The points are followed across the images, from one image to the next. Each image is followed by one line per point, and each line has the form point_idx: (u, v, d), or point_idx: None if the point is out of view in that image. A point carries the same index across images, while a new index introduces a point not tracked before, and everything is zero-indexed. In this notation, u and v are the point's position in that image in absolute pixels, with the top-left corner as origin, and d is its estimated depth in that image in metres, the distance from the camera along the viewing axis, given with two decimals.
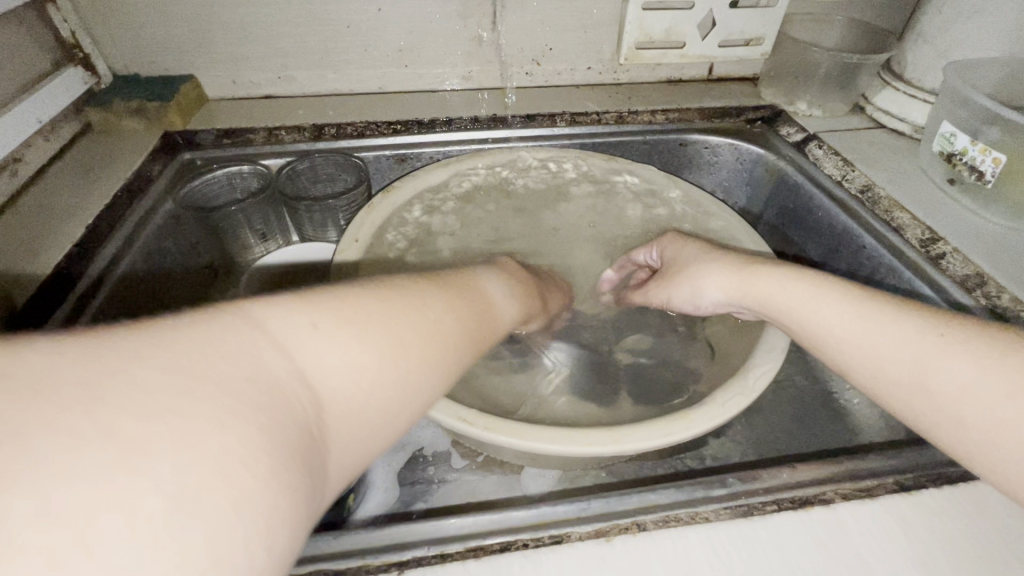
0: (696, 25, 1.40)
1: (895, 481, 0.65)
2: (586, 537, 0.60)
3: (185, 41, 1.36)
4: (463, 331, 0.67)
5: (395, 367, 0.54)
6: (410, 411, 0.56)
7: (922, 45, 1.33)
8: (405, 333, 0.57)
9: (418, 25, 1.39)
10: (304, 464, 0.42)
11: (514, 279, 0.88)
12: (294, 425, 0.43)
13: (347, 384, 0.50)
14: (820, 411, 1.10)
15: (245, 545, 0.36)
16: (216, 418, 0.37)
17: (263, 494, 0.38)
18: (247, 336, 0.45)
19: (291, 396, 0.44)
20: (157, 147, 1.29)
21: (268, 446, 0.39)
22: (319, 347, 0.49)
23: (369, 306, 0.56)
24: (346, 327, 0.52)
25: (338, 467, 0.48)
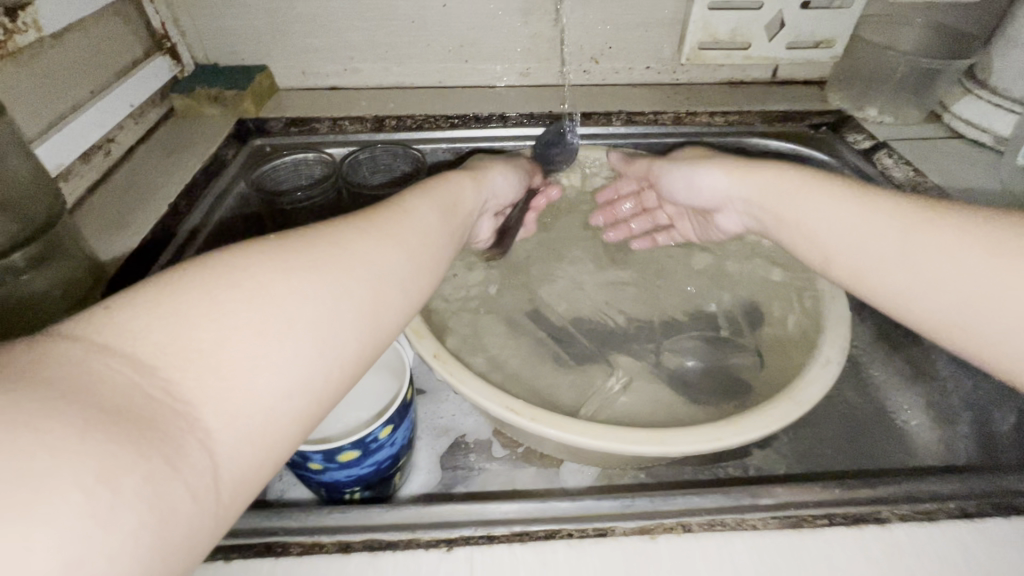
0: (764, 26, 1.37)
1: (957, 507, 0.63)
2: (630, 533, 0.61)
3: (261, 33, 1.43)
4: (385, 250, 0.62)
5: (292, 306, 0.50)
6: (328, 359, 0.51)
7: (1012, 51, 1.25)
8: (302, 282, 0.52)
9: (481, 21, 1.41)
10: (172, 450, 0.40)
11: (446, 192, 0.81)
12: (150, 418, 0.40)
13: (233, 341, 0.46)
14: (874, 429, 1.06)
15: (113, 545, 0.35)
16: (41, 434, 0.35)
17: (117, 496, 0.36)
18: (90, 352, 0.41)
19: (147, 388, 0.41)
20: (232, 133, 1.37)
21: (112, 446, 0.37)
22: (185, 320, 0.45)
23: (256, 262, 0.52)
24: (217, 289, 0.48)
25: (242, 437, 0.45)
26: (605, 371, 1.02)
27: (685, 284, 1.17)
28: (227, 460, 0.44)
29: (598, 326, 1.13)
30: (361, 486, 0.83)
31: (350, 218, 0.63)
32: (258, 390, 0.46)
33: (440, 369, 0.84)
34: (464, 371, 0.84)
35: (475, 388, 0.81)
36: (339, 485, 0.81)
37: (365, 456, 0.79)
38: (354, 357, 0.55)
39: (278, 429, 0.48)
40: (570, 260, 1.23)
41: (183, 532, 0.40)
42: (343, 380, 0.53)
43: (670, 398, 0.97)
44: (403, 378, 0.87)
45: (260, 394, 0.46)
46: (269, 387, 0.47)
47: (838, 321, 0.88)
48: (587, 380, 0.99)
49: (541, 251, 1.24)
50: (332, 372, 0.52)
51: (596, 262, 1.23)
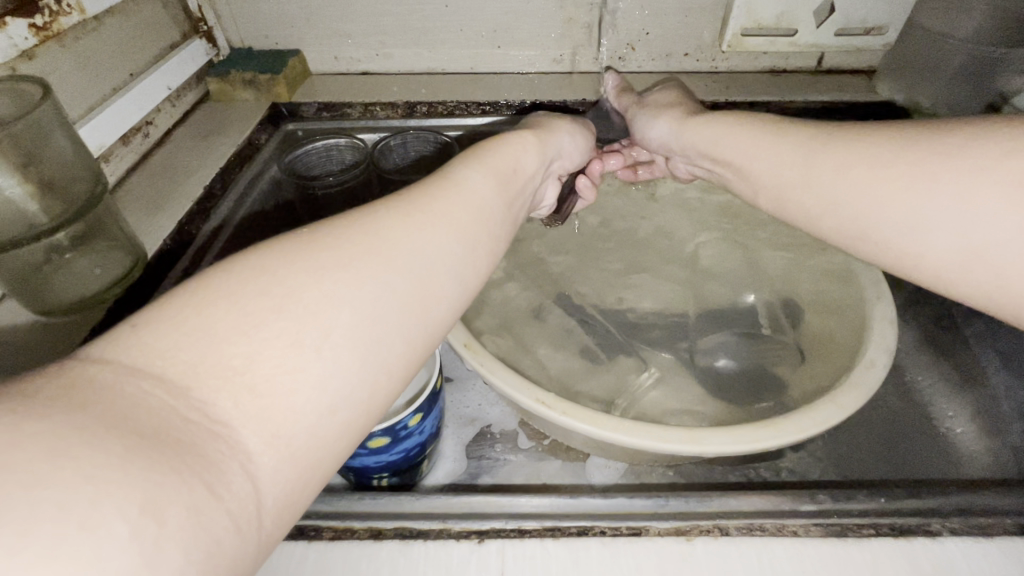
0: (812, 12, 1.31)
1: (1014, 522, 0.60)
2: (665, 533, 0.60)
3: (295, 17, 1.43)
4: (428, 238, 0.57)
5: (327, 311, 0.46)
6: (377, 362, 0.49)
7: None
8: (341, 283, 0.48)
9: (515, 5, 1.38)
10: (216, 476, 0.37)
11: (488, 154, 0.76)
12: (188, 445, 0.37)
13: (268, 354, 0.42)
14: (916, 436, 1.01)
15: None
16: (78, 468, 0.32)
17: (164, 531, 0.33)
18: (119, 375, 0.38)
19: (182, 411, 0.38)
20: (265, 117, 1.38)
21: (154, 477, 0.34)
22: (215, 337, 0.42)
23: (287, 265, 0.48)
24: (246, 300, 0.44)
25: (286, 457, 0.42)
26: (638, 367, 1.00)
27: (720, 280, 1.14)
28: (274, 482, 0.41)
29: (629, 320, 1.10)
30: (389, 472, 0.83)
31: (381, 205, 0.58)
32: (301, 404, 0.43)
33: (471, 360, 0.83)
34: (495, 362, 0.83)
35: (505, 379, 0.81)
36: (368, 470, 0.81)
37: (394, 443, 0.79)
38: (399, 359, 0.51)
39: (326, 443, 0.45)
40: (600, 251, 1.20)
41: (231, 562, 0.37)
42: (392, 382, 0.50)
43: (702, 396, 0.95)
44: (433, 366, 0.86)
45: (303, 408, 0.43)
46: (315, 399, 0.44)
47: (885, 322, 0.84)
48: (618, 375, 0.98)
49: (571, 241, 1.22)
50: (382, 373, 0.49)
51: (627, 254, 1.20)
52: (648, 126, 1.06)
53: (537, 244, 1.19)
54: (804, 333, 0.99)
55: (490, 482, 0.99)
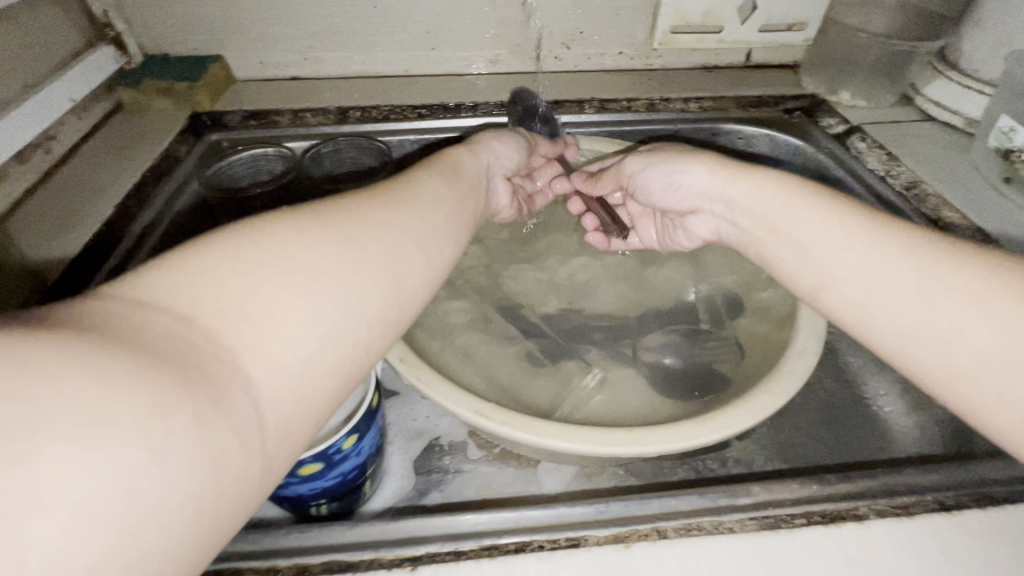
0: (736, 9, 1.35)
1: (935, 498, 0.62)
2: (603, 542, 0.58)
3: (213, 20, 1.35)
4: (407, 221, 0.64)
5: (316, 265, 0.52)
6: (365, 316, 0.54)
7: (981, 32, 1.24)
8: (334, 246, 0.54)
9: (446, 6, 1.35)
10: (218, 392, 0.41)
11: (452, 164, 0.85)
12: (194, 364, 0.41)
13: (263, 296, 0.47)
14: (852, 416, 1.05)
15: (171, 473, 0.36)
16: (91, 370, 0.36)
17: (168, 431, 0.37)
18: (132, 308, 0.43)
19: (189, 336, 0.43)
20: (185, 128, 1.29)
21: (166, 385, 0.38)
22: (215, 280, 0.46)
23: (286, 229, 0.53)
24: (246, 251, 0.49)
25: (284, 390, 0.46)
26: (581, 369, 0.99)
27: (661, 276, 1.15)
28: (272, 413, 0.45)
29: (574, 321, 1.09)
30: (327, 498, 0.79)
31: (362, 193, 0.65)
32: (292, 341, 0.47)
33: (407, 374, 0.80)
34: (433, 374, 0.80)
35: (443, 393, 0.78)
36: (303, 498, 0.77)
37: (328, 468, 0.75)
38: (381, 315, 0.56)
39: (318, 384, 0.49)
40: (544, 253, 1.19)
41: (229, 474, 0.41)
42: (375, 338, 0.55)
43: (647, 393, 0.95)
44: (368, 383, 0.83)
45: (295, 346, 0.48)
46: (307, 343, 0.48)
47: (814, 311, 0.86)
48: (563, 379, 0.97)
49: (514, 245, 1.20)
50: (365, 328, 0.54)
51: (571, 255, 1.20)
52: (673, 172, 0.91)
53: (479, 249, 1.17)
54: (743, 324, 1.01)
55: (440, 498, 0.96)
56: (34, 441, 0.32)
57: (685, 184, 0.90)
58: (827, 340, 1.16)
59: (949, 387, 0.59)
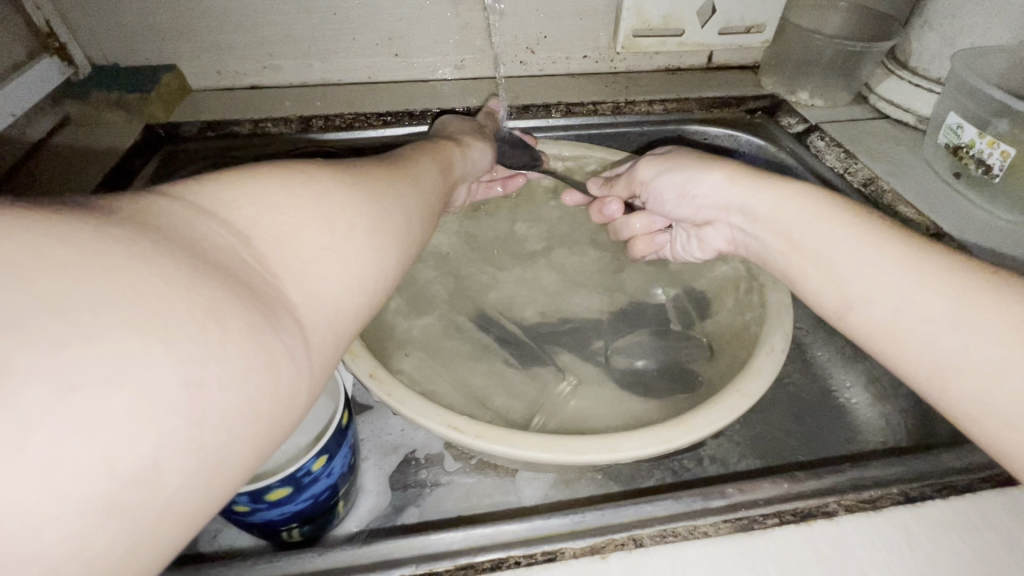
0: (696, 11, 1.36)
1: (901, 491, 0.63)
2: (581, 554, 0.58)
3: (164, 28, 1.30)
4: (413, 195, 0.68)
5: (351, 213, 0.54)
6: (383, 265, 0.56)
7: (928, 33, 1.29)
8: (357, 194, 0.57)
9: (408, 12, 1.33)
10: (267, 307, 0.43)
11: (443, 154, 0.88)
12: (246, 278, 0.43)
13: (306, 229, 0.50)
14: (821, 410, 1.08)
15: (226, 377, 0.38)
16: (154, 268, 0.37)
17: (222, 332, 0.39)
18: (192, 214, 0.44)
19: (242, 252, 0.45)
20: (138, 140, 1.25)
21: (219, 291, 0.40)
22: (261, 207, 0.49)
23: (316, 173, 0.56)
24: (293, 187, 0.52)
25: (319, 320, 0.48)
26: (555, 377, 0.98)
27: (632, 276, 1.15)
28: (312, 336, 0.47)
29: (548, 326, 1.09)
30: (298, 522, 0.76)
31: (377, 162, 0.68)
32: (329, 275, 0.50)
33: (378, 391, 0.78)
34: (404, 391, 0.78)
35: (414, 408, 0.76)
36: (274, 524, 0.74)
37: (299, 491, 0.72)
38: (397, 273, 0.58)
39: (346, 321, 0.51)
40: (515, 259, 1.19)
41: (277, 388, 0.42)
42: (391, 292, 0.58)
43: (622, 396, 0.95)
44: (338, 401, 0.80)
45: (331, 283, 0.50)
46: (339, 279, 0.50)
47: (781, 308, 0.88)
48: (537, 386, 0.96)
49: (485, 251, 1.19)
50: (382, 279, 0.56)
51: (542, 260, 1.19)
52: (689, 182, 0.89)
53: (450, 257, 1.16)
54: (713, 324, 1.02)
55: (417, 514, 0.94)
56: (108, 319, 0.33)
57: (699, 195, 0.88)
58: (795, 335, 1.18)
59: (933, 377, 0.61)
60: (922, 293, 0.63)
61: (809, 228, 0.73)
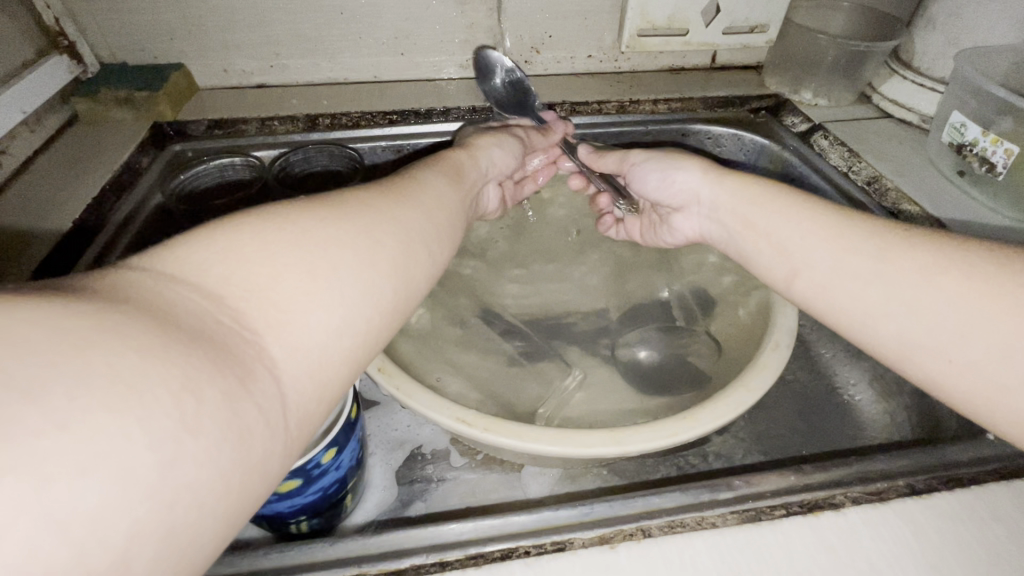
0: (700, 12, 1.37)
1: (906, 483, 0.64)
2: (589, 545, 0.58)
3: (172, 28, 1.31)
4: (410, 214, 0.64)
5: (338, 255, 0.53)
6: (374, 301, 0.54)
7: (932, 32, 1.30)
8: (341, 231, 0.55)
9: (414, 12, 1.34)
10: (244, 371, 0.42)
11: (443, 162, 0.85)
12: (222, 342, 0.42)
13: (289, 279, 0.48)
14: (825, 406, 1.08)
15: (204, 450, 0.37)
16: (125, 344, 0.37)
17: (199, 406, 0.38)
18: (161, 286, 0.44)
19: (215, 314, 0.44)
20: (146, 138, 1.26)
21: (193, 360, 0.39)
22: (239, 263, 0.47)
23: (296, 214, 0.54)
24: (275, 236, 0.50)
25: (302, 374, 0.47)
26: (554, 373, 0.99)
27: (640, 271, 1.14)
28: (294, 391, 0.46)
29: (553, 323, 1.10)
30: (305, 515, 0.76)
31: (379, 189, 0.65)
32: (313, 325, 0.48)
33: (386, 385, 0.78)
34: (412, 383, 0.79)
35: (422, 400, 0.77)
36: (283, 517, 0.75)
37: (308, 483, 0.73)
38: (393, 311, 0.56)
39: (335, 367, 0.50)
40: (520, 257, 1.20)
41: (257, 453, 0.42)
42: (386, 325, 0.55)
43: (628, 393, 0.96)
44: (346, 394, 0.81)
45: (317, 331, 0.48)
46: (324, 324, 0.49)
47: (785, 302, 0.88)
48: (544, 380, 0.97)
49: (490, 249, 1.20)
50: (376, 314, 0.54)
51: (547, 257, 1.20)
52: (666, 173, 0.94)
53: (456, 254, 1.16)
54: (717, 321, 1.03)
55: (423, 508, 0.95)
56: (71, 407, 0.32)
57: (677, 185, 0.92)
58: (799, 333, 1.19)
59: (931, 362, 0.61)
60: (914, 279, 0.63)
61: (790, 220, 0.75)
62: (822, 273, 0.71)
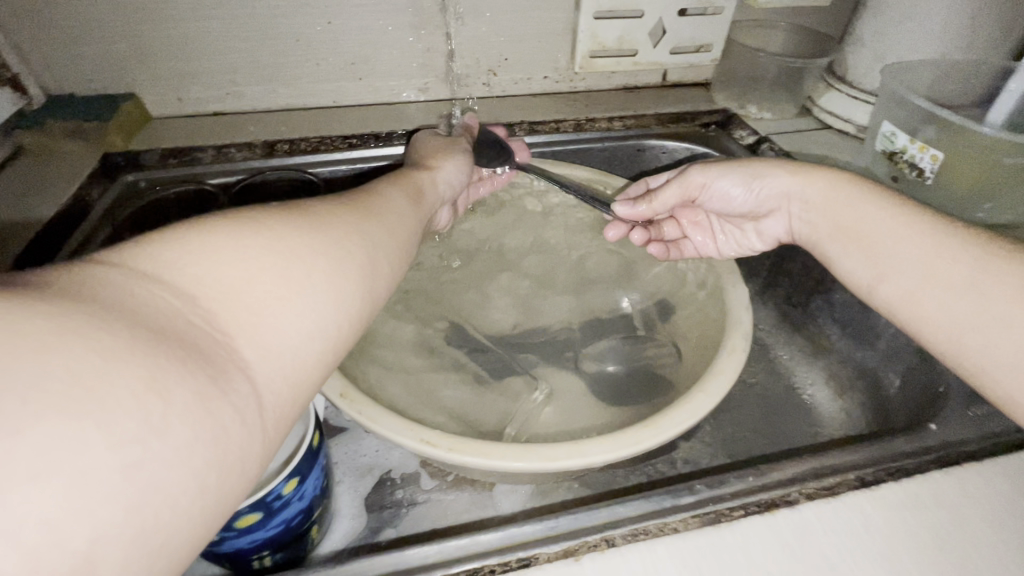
0: (648, 33, 1.43)
1: (857, 476, 0.66)
2: (554, 558, 0.59)
3: (123, 58, 1.30)
4: (379, 226, 0.66)
5: (312, 262, 0.53)
6: (348, 305, 0.54)
7: (861, 49, 1.39)
8: (316, 237, 0.55)
9: (370, 38, 1.36)
10: (218, 371, 0.42)
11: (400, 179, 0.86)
12: (195, 344, 0.42)
13: (263, 283, 0.48)
14: (785, 407, 1.11)
15: (173, 450, 0.37)
16: (90, 347, 0.36)
17: (168, 407, 0.37)
18: (129, 278, 0.43)
19: (186, 314, 0.43)
20: (96, 169, 1.22)
21: (161, 359, 0.39)
22: (214, 264, 0.47)
23: (267, 217, 0.54)
24: (251, 239, 0.50)
25: (275, 376, 0.47)
26: (525, 390, 0.99)
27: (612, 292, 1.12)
28: (268, 391, 0.46)
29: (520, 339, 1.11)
30: (269, 549, 0.74)
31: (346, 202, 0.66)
32: (286, 331, 0.48)
33: (349, 410, 0.77)
34: (375, 407, 0.78)
35: (385, 424, 0.76)
36: (244, 553, 0.72)
37: (269, 516, 0.71)
38: (363, 318, 0.57)
39: (308, 369, 0.50)
40: (485, 276, 1.20)
41: (232, 454, 0.41)
42: (358, 331, 0.56)
43: (594, 405, 0.97)
44: (308, 421, 0.80)
45: (290, 333, 0.49)
46: (299, 327, 0.49)
47: (739, 308, 0.91)
48: (511, 397, 0.97)
49: (455, 267, 1.20)
50: (349, 319, 0.55)
51: (512, 274, 1.21)
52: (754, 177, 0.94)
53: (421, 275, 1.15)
54: (677, 329, 1.05)
55: (394, 534, 0.93)
56: (31, 411, 0.32)
57: (761, 196, 0.94)
58: (759, 337, 1.23)
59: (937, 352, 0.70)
60: (974, 289, 0.67)
61: (886, 226, 0.77)
62: (905, 283, 0.74)
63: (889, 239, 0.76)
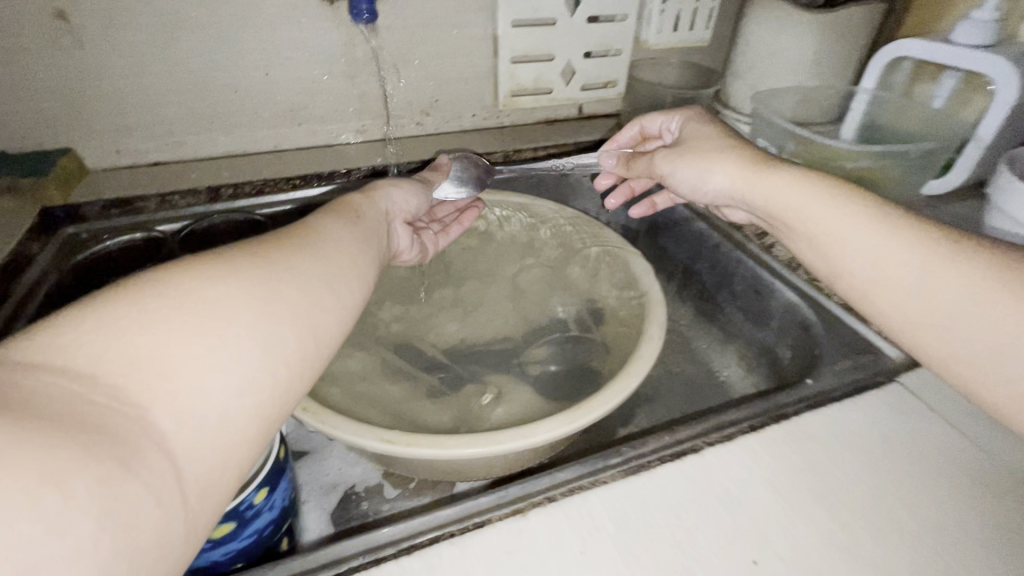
0: (559, 74, 1.64)
1: (749, 425, 0.81)
2: (504, 519, 0.68)
3: (59, 115, 1.33)
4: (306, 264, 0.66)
5: (219, 314, 0.53)
6: (275, 354, 0.56)
7: (738, 80, 1.63)
8: (234, 290, 0.56)
9: (307, 86, 1.46)
10: (131, 442, 0.43)
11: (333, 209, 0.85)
12: (103, 424, 0.43)
13: (172, 349, 0.49)
14: (706, 388, 1.27)
15: (74, 545, 0.37)
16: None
17: (81, 487, 0.39)
18: (24, 372, 0.44)
19: (91, 397, 0.44)
20: (34, 224, 1.24)
21: (59, 452, 0.39)
22: (119, 343, 0.47)
23: (177, 276, 0.54)
24: (154, 311, 0.50)
25: (196, 444, 0.48)
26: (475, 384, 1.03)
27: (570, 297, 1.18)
28: (190, 461, 0.47)
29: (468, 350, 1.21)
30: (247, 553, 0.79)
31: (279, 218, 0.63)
32: (213, 385, 0.50)
33: (313, 421, 0.84)
34: (337, 416, 0.86)
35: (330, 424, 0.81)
36: (219, 565, 0.77)
37: (242, 526, 0.76)
38: (298, 362, 0.58)
39: (234, 429, 0.51)
40: (431, 296, 1.30)
41: (148, 532, 0.42)
42: (292, 374, 0.57)
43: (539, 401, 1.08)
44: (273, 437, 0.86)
45: (213, 395, 0.50)
46: (221, 388, 0.50)
47: (652, 302, 1.06)
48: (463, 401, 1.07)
49: (403, 291, 1.29)
50: (280, 368, 0.56)
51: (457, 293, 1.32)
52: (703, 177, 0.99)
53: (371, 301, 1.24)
54: (606, 327, 1.19)
55: None
56: None
57: (711, 190, 1.00)
58: (679, 330, 1.39)
59: None
60: (878, 262, 0.77)
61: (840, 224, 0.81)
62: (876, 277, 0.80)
63: (804, 216, 0.85)
